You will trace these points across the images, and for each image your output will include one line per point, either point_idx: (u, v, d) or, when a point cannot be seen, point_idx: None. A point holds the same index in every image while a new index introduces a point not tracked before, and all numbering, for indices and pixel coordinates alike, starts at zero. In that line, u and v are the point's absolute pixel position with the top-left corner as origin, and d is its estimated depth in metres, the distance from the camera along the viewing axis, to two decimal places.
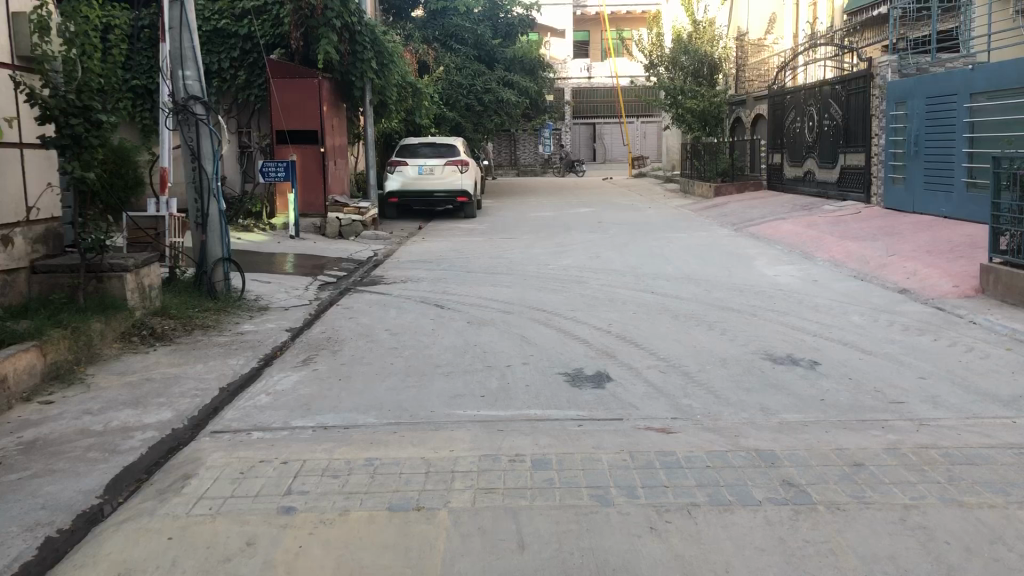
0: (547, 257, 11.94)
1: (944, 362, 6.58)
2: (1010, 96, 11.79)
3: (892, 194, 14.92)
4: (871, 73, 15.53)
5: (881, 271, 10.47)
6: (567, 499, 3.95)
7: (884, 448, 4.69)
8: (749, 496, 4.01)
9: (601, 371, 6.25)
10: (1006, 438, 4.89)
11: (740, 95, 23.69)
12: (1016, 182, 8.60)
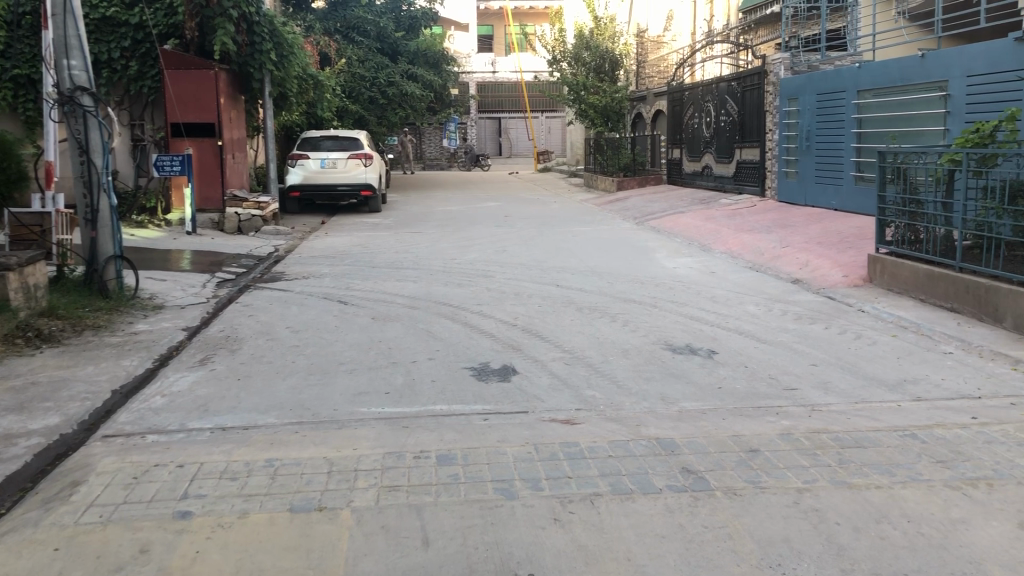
0: (452, 251, 11.92)
1: (835, 350, 6.84)
2: (893, 93, 12.32)
3: (785, 187, 15.46)
4: (765, 70, 16.00)
5: (775, 262, 10.84)
6: (472, 494, 3.95)
7: (778, 433, 4.85)
8: (650, 484, 4.09)
9: (507, 365, 6.27)
10: (891, 421, 5.12)
11: (641, 91, 24.13)
12: (899, 175, 8.99)
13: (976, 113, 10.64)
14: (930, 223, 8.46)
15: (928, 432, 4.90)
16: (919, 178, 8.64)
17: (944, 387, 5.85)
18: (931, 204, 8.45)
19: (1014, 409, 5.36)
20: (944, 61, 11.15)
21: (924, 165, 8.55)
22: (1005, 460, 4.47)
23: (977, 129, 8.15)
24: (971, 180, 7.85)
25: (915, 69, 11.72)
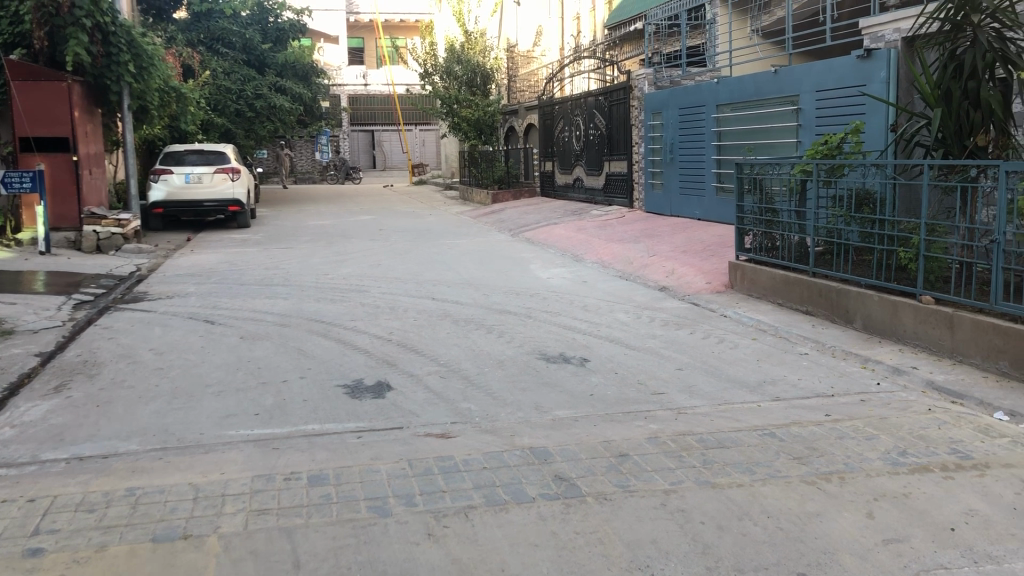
0: (325, 266, 11.74)
1: (700, 354, 7.10)
2: (749, 107, 12.89)
3: (652, 198, 15.95)
4: (630, 85, 16.51)
5: (643, 270, 11.17)
6: (344, 513, 3.89)
7: (646, 437, 4.99)
8: (523, 494, 4.14)
9: (381, 381, 6.22)
10: (752, 421, 5.35)
11: (512, 105, 24.47)
12: (756, 186, 9.41)
13: (825, 127, 11.26)
14: (785, 230, 8.90)
15: (786, 430, 5.14)
16: (774, 188, 9.08)
17: (800, 386, 6.16)
18: (786, 213, 8.90)
19: (863, 405, 5.69)
20: (794, 77, 11.75)
21: (778, 175, 8.98)
22: (856, 453, 4.74)
23: (825, 141, 8.63)
24: (822, 190, 8.30)
25: (769, 84, 12.31)
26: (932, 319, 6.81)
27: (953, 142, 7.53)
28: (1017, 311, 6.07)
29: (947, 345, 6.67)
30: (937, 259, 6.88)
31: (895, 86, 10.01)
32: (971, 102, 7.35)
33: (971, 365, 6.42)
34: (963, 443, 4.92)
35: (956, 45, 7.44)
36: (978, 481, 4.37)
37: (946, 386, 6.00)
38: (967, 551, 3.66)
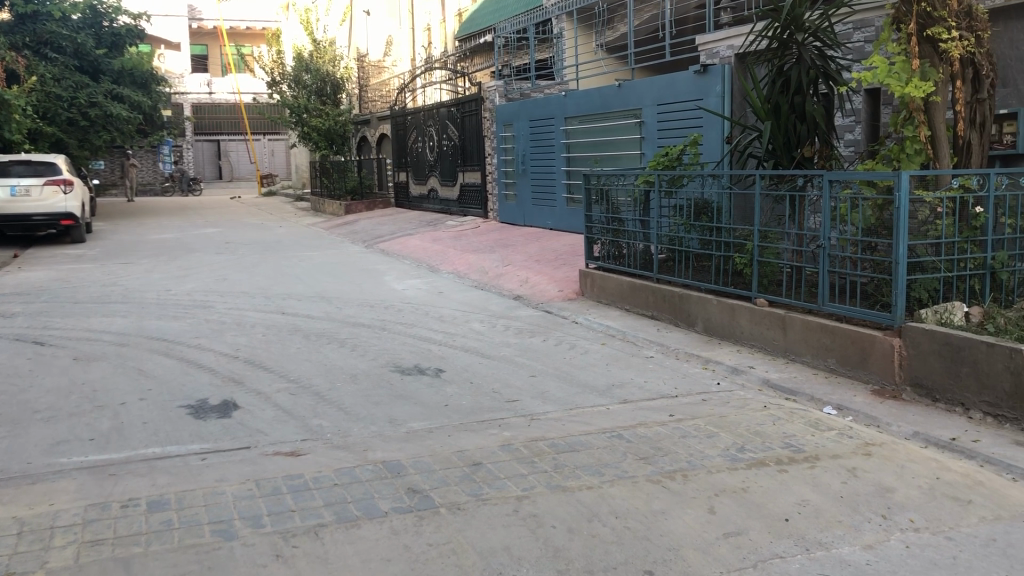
0: (168, 282, 11.24)
1: (552, 361, 7.22)
2: (596, 120, 13.25)
3: (505, 209, 16.16)
4: (482, 97, 16.67)
5: (498, 279, 11.28)
6: (187, 539, 3.73)
7: (499, 445, 5.04)
8: (375, 509, 4.08)
9: (228, 400, 6.00)
10: (601, 424, 5.49)
11: (364, 115, 24.23)
12: (603, 196, 9.69)
13: (666, 139, 11.72)
14: (630, 239, 9.22)
15: (633, 431, 5.31)
16: (620, 198, 9.37)
17: (647, 388, 6.37)
18: (631, 222, 9.20)
19: (705, 405, 5.94)
20: (637, 91, 12.17)
21: (623, 186, 9.28)
22: (698, 451, 4.95)
23: (666, 153, 8.98)
24: (664, 199, 8.63)
25: (614, 98, 12.71)
26: (766, 320, 7.19)
27: (782, 154, 7.99)
28: (842, 310, 6.50)
29: (780, 345, 7.06)
30: (769, 264, 7.29)
31: (729, 101, 10.53)
32: (797, 116, 7.82)
33: (803, 363, 6.81)
34: (795, 437, 5.21)
35: (783, 62, 7.89)
36: (808, 472, 4.64)
37: (780, 383, 6.35)
38: (799, 539, 3.88)
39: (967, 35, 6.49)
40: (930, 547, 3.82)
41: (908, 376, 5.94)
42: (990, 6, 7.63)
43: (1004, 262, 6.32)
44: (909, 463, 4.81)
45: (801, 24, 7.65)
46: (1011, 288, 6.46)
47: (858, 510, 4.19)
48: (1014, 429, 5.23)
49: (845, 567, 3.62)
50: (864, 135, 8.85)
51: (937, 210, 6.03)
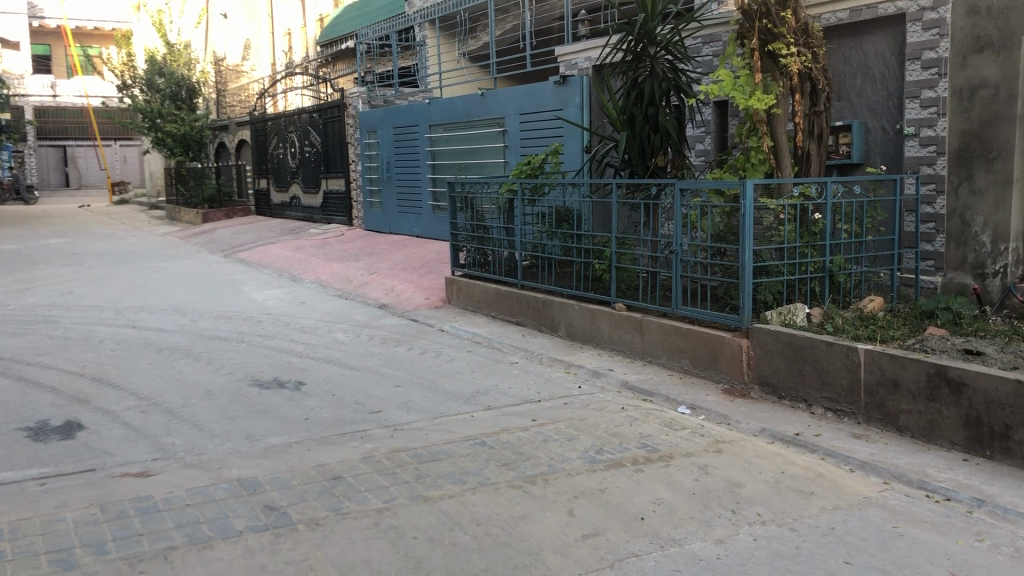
0: (6, 296, 10.56)
1: (416, 369, 7.19)
2: (460, 127, 13.30)
3: (370, 217, 16.01)
4: (344, 103, 16.48)
5: (362, 288, 11.15)
6: (20, 572, 3.50)
7: (360, 457, 4.97)
8: (229, 528, 3.95)
9: (71, 420, 5.68)
10: (464, 432, 5.50)
11: (222, 120, 23.55)
12: (467, 204, 9.74)
13: (528, 148, 11.90)
14: (495, 246, 9.30)
15: (495, 437, 5.35)
16: (484, 206, 9.44)
17: (510, 394, 6.43)
18: (496, 230, 9.28)
19: (567, 408, 6.05)
20: (499, 99, 12.30)
21: (487, 194, 9.37)
22: (558, 455, 5.03)
23: (528, 162, 9.10)
24: (527, 208, 8.75)
25: (476, 106, 12.80)
26: (624, 324, 7.39)
27: (637, 163, 8.25)
28: (694, 313, 6.77)
29: (638, 347, 7.27)
30: (627, 270, 7.51)
31: (588, 111, 10.81)
32: (651, 126, 8.10)
33: (658, 364, 7.04)
34: (651, 437, 5.38)
35: (637, 75, 8.15)
36: (663, 471, 4.80)
37: (638, 385, 6.55)
38: (654, 537, 4.00)
39: (804, 52, 6.89)
40: (774, 538, 4.01)
41: (756, 375, 6.23)
42: (825, 24, 8.11)
43: (841, 265, 6.71)
44: (756, 459, 5.04)
45: (653, 38, 7.92)
46: (848, 289, 6.86)
47: (709, 506, 4.36)
48: (852, 423, 5.57)
49: (696, 562, 3.75)
50: (714, 145, 9.25)
51: (779, 217, 6.37)
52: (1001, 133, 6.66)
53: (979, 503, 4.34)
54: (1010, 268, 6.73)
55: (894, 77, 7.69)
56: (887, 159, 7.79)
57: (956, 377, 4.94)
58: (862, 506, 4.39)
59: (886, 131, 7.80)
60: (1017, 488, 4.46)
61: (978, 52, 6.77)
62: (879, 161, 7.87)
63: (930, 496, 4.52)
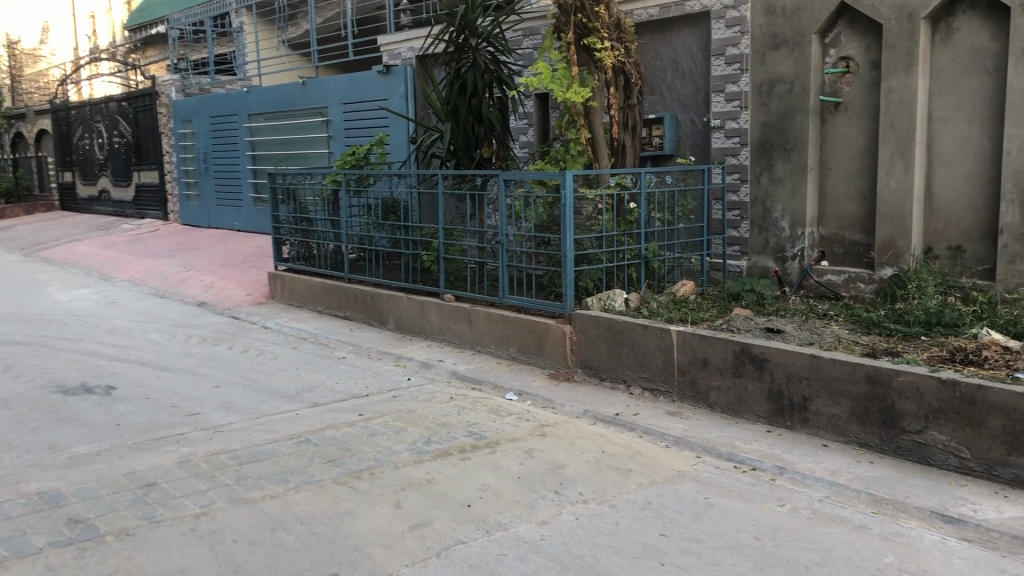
0: None
1: (238, 369, 6.94)
2: (281, 117, 12.92)
3: (188, 211, 15.31)
4: (156, 90, 15.65)
5: (179, 285, 10.64)
6: None
7: (176, 462, 4.75)
8: (28, 546, 3.68)
9: None
10: (288, 430, 5.36)
11: (18, 108, 21.81)
12: (289, 195, 9.49)
13: (351, 138, 11.71)
14: (320, 239, 9.12)
15: (320, 434, 5.24)
16: (307, 197, 9.24)
17: (336, 390, 6.32)
18: (320, 222, 9.10)
19: (394, 401, 6.02)
20: (321, 89, 12.05)
21: (310, 185, 9.15)
22: (385, 448, 5.00)
23: (353, 152, 8.95)
24: (353, 199, 8.62)
25: (298, 95, 12.48)
26: (452, 315, 7.43)
27: (462, 154, 8.30)
28: (520, 302, 6.89)
29: (466, 337, 7.33)
30: (454, 260, 7.55)
31: (413, 101, 10.78)
32: (474, 118, 8.17)
33: (487, 353, 7.13)
34: (478, 425, 5.44)
35: (459, 65, 8.19)
36: (489, 458, 4.86)
37: (466, 374, 6.60)
38: (481, 523, 4.04)
39: (617, 46, 7.13)
40: (595, 516, 4.15)
41: (579, 360, 6.42)
42: (637, 20, 8.43)
43: (655, 252, 7.01)
44: (578, 440, 5.20)
45: (475, 29, 7.98)
46: (662, 275, 7.18)
47: (534, 489, 4.45)
48: (667, 401, 5.84)
49: (521, 545, 3.83)
50: (536, 136, 9.43)
51: (598, 207, 6.58)
52: (797, 126, 7.14)
53: (780, 470, 4.65)
54: (806, 252, 7.25)
55: (701, 71, 8.08)
56: (696, 150, 8.21)
57: (759, 354, 5.27)
58: (677, 480, 4.62)
59: (694, 123, 8.20)
60: (813, 454, 4.82)
61: (774, 49, 7.22)
62: (689, 152, 8.27)
63: (738, 467, 4.80)
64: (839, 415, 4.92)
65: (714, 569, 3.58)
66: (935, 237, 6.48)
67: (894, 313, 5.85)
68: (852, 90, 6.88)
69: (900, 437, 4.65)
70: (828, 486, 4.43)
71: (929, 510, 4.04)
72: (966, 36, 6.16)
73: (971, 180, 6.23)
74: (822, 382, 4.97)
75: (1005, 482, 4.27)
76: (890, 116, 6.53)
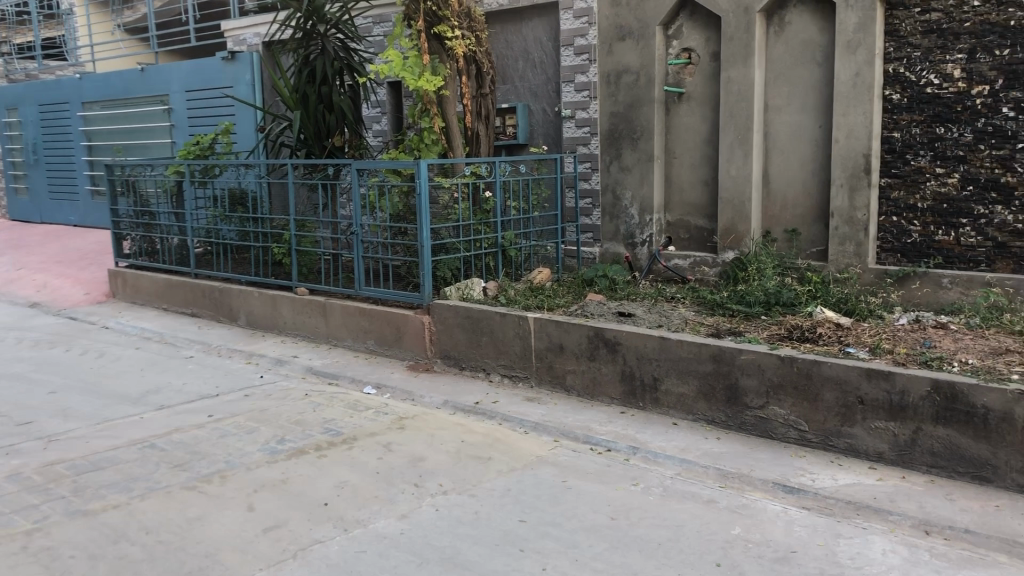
0: None
1: (76, 373, 6.54)
2: (118, 105, 12.24)
3: (16, 205, 14.30)
4: None
5: (8, 285, 9.93)
6: None
7: (5, 476, 4.42)
8: None
9: None
10: (132, 435, 5.09)
11: None
12: (129, 188, 9.01)
13: (195, 127, 11.23)
14: (164, 233, 8.70)
15: (166, 438, 5.00)
16: (148, 190, 8.79)
17: (184, 391, 6.05)
18: (164, 215, 8.69)
19: (247, 400, 5.82)
20: (162, 75, 11.49)
21: (151, 177, 8.71)
22: (236, 449, 4.83)
23: (197, 142, 8.58)
24: (198, 191, 8.26)
25: (136, 82, 11.87)
26: (307, 309, 7.25)
27: (313, 143, 8.10)
28: (377, 294, 6.79)
29: (322, 331, 7.17)
30: (307, 253, 7.37)
31: (260, 90, 10.45)
32: (325, 106, 7.98)
33: (344, 347, 6.99)
34: (335, 421, 5.32)
35: (308, 52, 7.98)
36: (346, 454, 4.77)
37: (323, 369, 6.46)
38: (338, 521, 3.96)
39: (468, 35, 7.12)
40: (455, 506, 4.14)
41: (438, 350, 6.40)
42: (488, 9, 8.44)
43: (511, 240, 7.06)
44: (437, 431, 5.17)
45: (323, 15, 7.77)
46: (519, 263, 7.23)
47: (392, 482, 4.40)
48: (525, 387, 5.90)
49: (380, 540, 3.77)
50: (390, 125, 9.31)
51: (454, 196, 6.56)
52: (643, 115, 7.33)
53: (634, 450, 4.78)
54: (655, 238, 7.47)
55: (551, 61, 8.17)
56: (548, 140, 8.30)
57: (612, 338, 5.40)
58: (535, 465, 4.67)
59: (546, 113, 8.30)
60: (664, 433, 4.97)
61: (621, 40, 7.38)
62: (542, 141, 8.36)
63: (594, 449, 4.90)
64: (688, 394, 5.09)
65: (572, 551, 3.64)
66: (772, 221, 6.81)
67: (737, 294, 6.12)
68: (694, 81, 7.13)
69: (744, 413, 4.86)
70: (679, 464, 4.58)
71: (772, 482, 4.25)
72: (796, 30, 6.48)
73: (804, 166, 6.57)
74: (671, 363, 5.13)
75: (839, 451, 4.53)
76: (730, 106, 6.80)
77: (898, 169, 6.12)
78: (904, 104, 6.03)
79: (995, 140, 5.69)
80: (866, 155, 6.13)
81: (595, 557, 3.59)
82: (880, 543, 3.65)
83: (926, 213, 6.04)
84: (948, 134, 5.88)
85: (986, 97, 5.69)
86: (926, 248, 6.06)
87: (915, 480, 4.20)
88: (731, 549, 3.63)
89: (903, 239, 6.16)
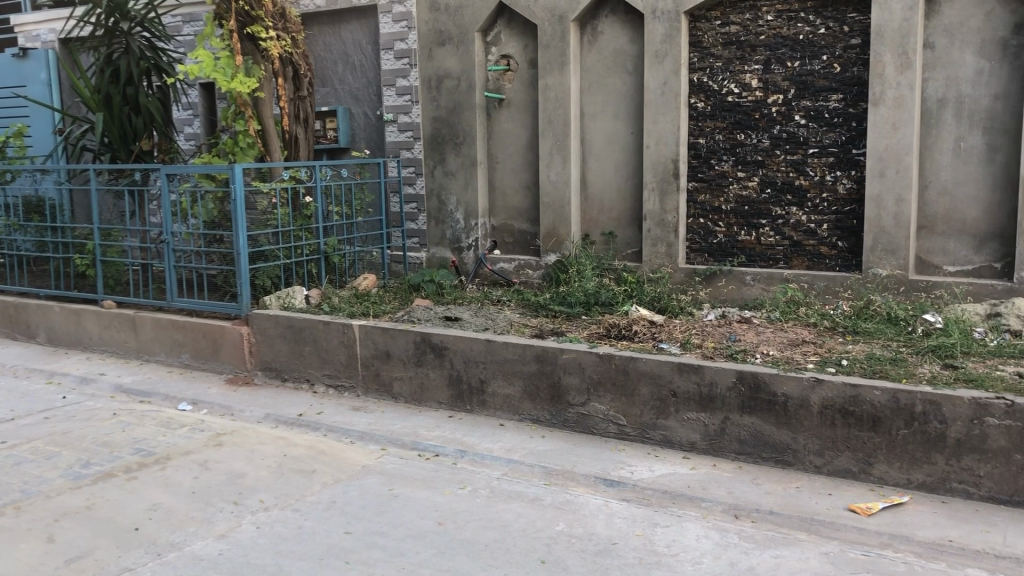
0: None
1: None
2: None
3: None
4: None
5: None
6: None
7: None
8: None
9: None
10: None
11: None
12: None
13: None
14: None
15: None
16: None
17: None
18: None
19: (46, 423, 5.40)
20: None
21: None
22: (33, 477, 4.46)
23: None
24: None
25: None
26: (115, 323, 6.83)
27: (118, 147, 7.66)
28: (191, 305, 6.49)
29: (132, 346, 6.77)
30: (113, 263, 6.93)
31: (57, 91, 9.77)
32: (130, 108, 7.55)
33: (157, 362, 6.63)
34: (146, 441, 5.03)
35: (110, 51, 7.49)
36: (159, 475, 4.51)
37: (133, 387, 6.09)
38: (150, 546, 3.74)
39: (283, 36, 6.90)
40: (276, 522, 3.99)
41: (258, 361, 6.18)
42: (304, 11, 8.25)
43: (334, 247, 6.92)
44: (258, 446, 4.99)
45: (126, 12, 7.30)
46: (343, 269, 7.09)
47: (209, 502, 4.20)
48: (351, 396, 5.79)
49: (196, 563, 3.59)
50: (203, 128, 8.92)
51: (273, 201, 6.35)
52: (464, 121, 7.37)
53: (461, 454, 4.79)
54: (479, 242, 7.52)
55: (371, 65, 8.06)
56: (370, 144, 8.20)
57: (439, 342, 5.38)
58: (361, 475, 4.59)
59: (367, 117, 8.19)
60: (492, 435, 5.01)
61: (440, 45, 7.40)
62: (364, 145, 8.24)
63: (421, 454, 4.87)
64: (513, 395, 5.16)
65: (399, 560, 3.59)
66: (590, 224, 7.02)
67: (558, 295, 6.26)
68: (513, 87, 7.26)
69: (566, 411, 4.98)
70: (505, 464, 4.63)
71: (594, 476, 4.37)
72: (608, 39, 6.73)
73: (619, 171, 6.82)
74: (497, 365, 5.18)
75: (655, 443, 4.71)
76: (547, 112, 6.94)
77: (704, 173, 6.47)
78: (708, 112, 6.38)
79: (789, 146, 6.11)
80: (674, 160, 6.42)
81: (422, 563, 3.56)
82: (695, 529, 3.82)
83: (730, 215, 6.41)
84: (747, 140, 6.27)
85: (780, 105, 6.10)
86: (731, 248, 6.44)
87: (725, 467, 4.43)
88: (555, 545, 3.69)
89: (710, 239, 6.52)
